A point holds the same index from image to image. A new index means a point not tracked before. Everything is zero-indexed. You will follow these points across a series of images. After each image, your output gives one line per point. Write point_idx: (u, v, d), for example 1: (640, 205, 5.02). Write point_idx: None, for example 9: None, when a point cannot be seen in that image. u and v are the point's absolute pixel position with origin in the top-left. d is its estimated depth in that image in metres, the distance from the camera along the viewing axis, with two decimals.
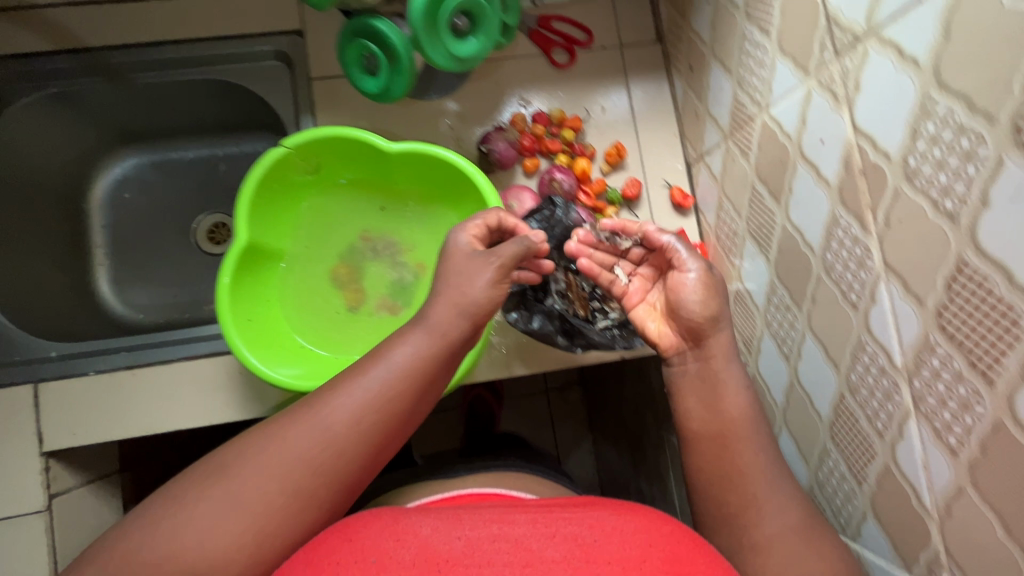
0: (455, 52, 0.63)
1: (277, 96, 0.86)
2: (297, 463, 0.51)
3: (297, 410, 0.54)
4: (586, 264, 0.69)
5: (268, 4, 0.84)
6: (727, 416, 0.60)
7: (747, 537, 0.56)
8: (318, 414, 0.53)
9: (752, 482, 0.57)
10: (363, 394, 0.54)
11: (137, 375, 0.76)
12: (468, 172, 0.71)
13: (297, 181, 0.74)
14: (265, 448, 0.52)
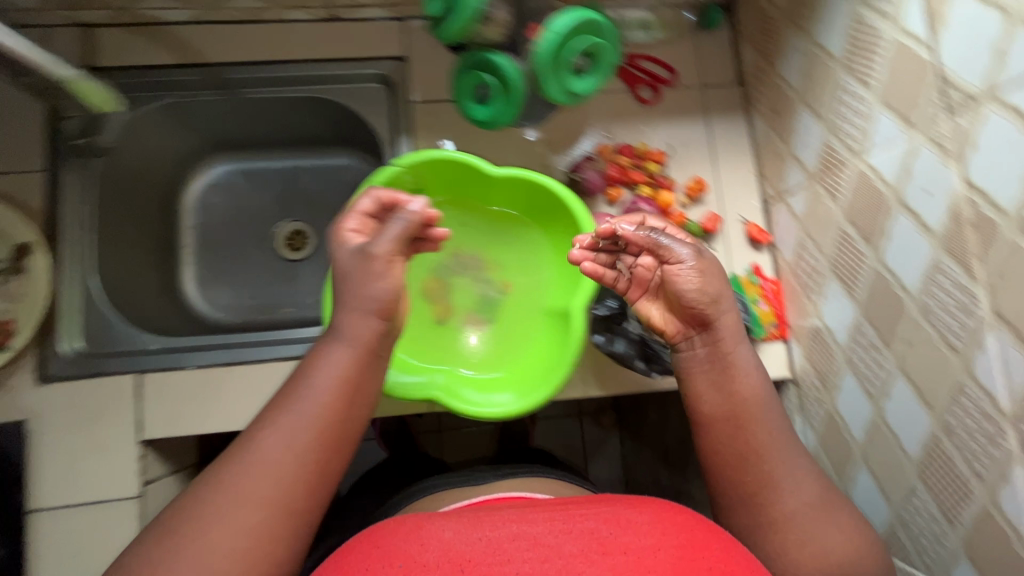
0: (571, 88, 0.67)
1: (374, 116, 0.90)
2: (273, 476, 0.53)
3: (249, 434, 0.56)
4: (590, 268, 0.68)
5: (375, 29, 0.89)
6: (745, 405, 0.63)
7: (763, 519, 0.59)
8: (277, 425, 0.56)
9: (768, 468, 0.61)
10: (314, 397, 0.57)
11: (233, 372, 0.80)
12: (567, 202, 0.74)
13: (400, 199, 0.77)
14: (235, 477, 0.53)
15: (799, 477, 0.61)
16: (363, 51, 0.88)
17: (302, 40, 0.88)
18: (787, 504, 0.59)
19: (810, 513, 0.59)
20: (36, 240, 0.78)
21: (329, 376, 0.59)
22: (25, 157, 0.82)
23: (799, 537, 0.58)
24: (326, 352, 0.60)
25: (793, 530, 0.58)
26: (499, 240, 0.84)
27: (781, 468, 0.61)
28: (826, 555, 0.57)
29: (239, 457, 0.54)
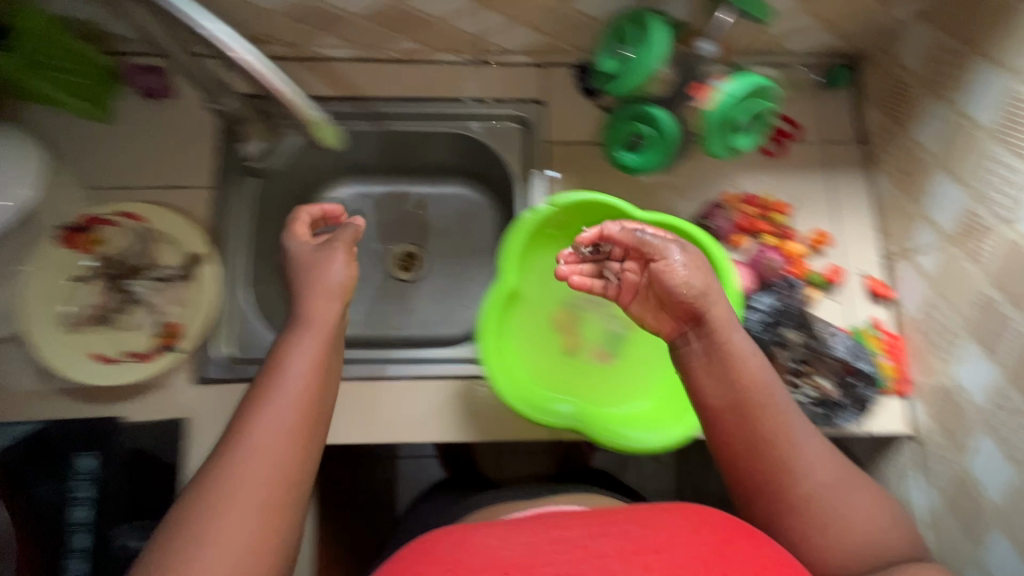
0: (732, 144, 0.71)
1: (508, 152, 0.96)
2: (267, 460, 0.53)
3: (238, 429, 0.55)
4: (579, 282, 0.69)
5: (517, 74, 0.95)
6: (743, 391, 0.59)
7: (782, 503, 0.57)
8: (264, 412, 0.55)
9: (781, 452, 0.58)
10: (291, 380, 0.58)
11: (371, 387, 0.86)
12: (707, 245, 0.79)
13: (543, 237, 0.82)
14: (231, 469, 0.52)
15: (815, 455, 0.59)
16: (506, 94, 0.95)
17: (450, 81, 0.94)
18: (807, 484, 0.57)
19: (827, 489, 0.58)
20: (208, 252, 0.85)
21: (304, 359, 0.60)
22: (198, 174, 0.89)
23: (825, 514, 0.57)
24: (296, 344, 0.62)
25: (814, 511, 0.57)
26: None
27: (794, 449, 0.58)
28: (847, 527, 0.57)
29: (232, 446, 0.53)
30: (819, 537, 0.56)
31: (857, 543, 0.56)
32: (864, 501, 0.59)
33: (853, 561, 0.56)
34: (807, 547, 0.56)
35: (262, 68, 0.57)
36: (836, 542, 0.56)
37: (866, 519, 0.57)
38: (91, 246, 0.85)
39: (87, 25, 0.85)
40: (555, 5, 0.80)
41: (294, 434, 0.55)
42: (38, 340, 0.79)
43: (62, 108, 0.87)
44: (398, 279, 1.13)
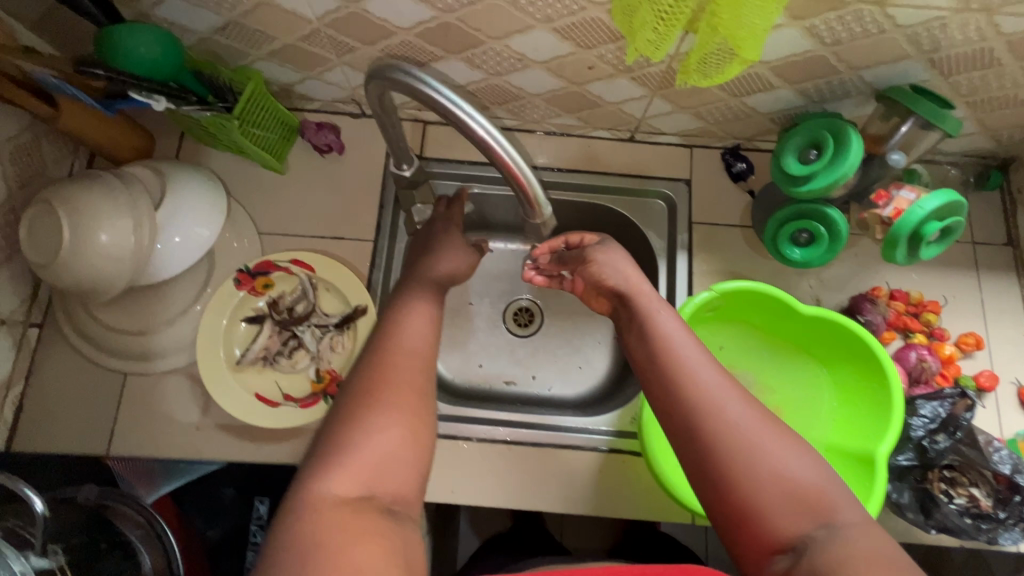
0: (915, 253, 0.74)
1: (651, 227, 0.98)
2: (417, 362, 0.60)
3: (384, 337, 0.64)
4: (542, 282, 0.83)
5: (665, 154, 0.98)
6: (652, 339, 0.63)
7: (699, 450, 0.54)
8: (409, 327, 0.65)
9: (693, 393, 0.56)
10: (420, 314, 0.67)
11: (512, 452, 0.88)
12: (872, 346, 0.76)
13: (700, 320, 0.85)
14: (396, 366, 0.59)
15: (733, 399, 0.56)
16: (652, 172, 0.98)
17: (600, 156, 0.98)
18: (728, 428, 0.53)
19: (749, 434, 0.53)
20: (369, 306, 0.88)
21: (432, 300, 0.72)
22: (360, 227, 0.95)
23: (753, 463, 0.51)
24: (416, 295, 0.71)
25: (738, 447, 0.52)
26: (777, 367, 0.87)
27: (712, 391, 0.56)
28: (774, 476, 0.50)
29: (385, 355, 0.61)
30: (743, 489, 0.50)
31: (789, 498, 0.49)
32: (813, 459, 0.52)
33: (779, 517, 0.49)
34: (730, 495, 0.51)
35: (522, 170, 0.58)
36: (762, 494, 0.50)
37: (799, 472, 0.51)
38: (263, 290, 0.89)
39: (281, 86, 0.92)
40: (728, 99, 0.84)
41: (428, 343, 0.64)
42: (212, 383, 0.83)
43: (245, 154, 0.94)
44: (514, 334, 1.15)
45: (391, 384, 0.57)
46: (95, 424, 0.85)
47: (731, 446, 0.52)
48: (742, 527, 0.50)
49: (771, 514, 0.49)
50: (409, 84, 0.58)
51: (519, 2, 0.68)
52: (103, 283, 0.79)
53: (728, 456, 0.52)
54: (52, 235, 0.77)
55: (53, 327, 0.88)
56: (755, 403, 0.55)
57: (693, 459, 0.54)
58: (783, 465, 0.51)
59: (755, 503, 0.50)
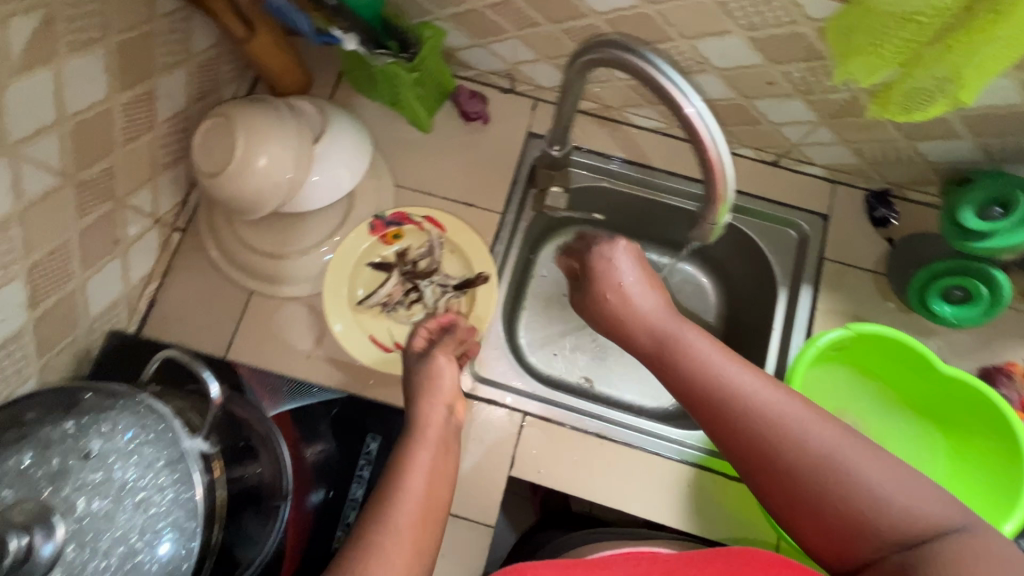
0: None
1: (777, 255, 0.96)
2: (395, 564, 0.53)
3: (367, 525, 0.57)
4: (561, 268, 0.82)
5: (807, 184, 0.96)
6: (694, 367, 0.61)
7: (778, 477, 0.55)
8: (417, 461, 0.63)
9: (758, 424, 0.56)
10: (411, 498, 0.59)
11: (604, 447, 0.88)
12: (1009, 419, 0.72)
13: (824, 357, 0.82)
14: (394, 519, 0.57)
15: (810, 430, 0.55)
16: (791, 200, 0.96)
17: (741, 176, 0.97)
18: (806, 456, 0.54)
19: (829, 461, 0.53)
20: (492, 274, 0.89)
21: (421, 470, 0.62)
22: (491, 198, 0.97)
23: (841, 486, 0.52)
24: (412, 450, 0.64)
25: (822, 479, 0.52)
26: (891, 423, 0.84)
27: (779, 420, 0.56)
28: (866, 501, 0.51)
29: (389, 499, 0.58)
30: (834, 514, 0.52)
31: (878, 519, 0.50)
32: (903, 488, 0.51)
33: (876, 538, 0.51)
34: (828, 517, 0.52)
35: (723, 164, 0.56)
36: (858, 520, 0.51)
37: (890, 496, 0.50)
38: (393, 240, 0.92)
39: (446, 49, 0.94)
40: (899, 140, 0.82)
41: (430, 488, 0.61)
42: (335, 316, 0.86)
43: (398, 108, 0.98)
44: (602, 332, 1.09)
45: (386, 543, 0.54)
46: (216, 333, 0.89)
47: (816, 479, 0.53)
48: (830, 543, 0.53)
49: (871, 538, 0.51)
50: (618, 53, 0.56)
51: (728, 5, 0.68)
52: (258, 203, 0.83)
53: (810, 482, 0.53)
54: (224, 148, 0.81)
55: (194, 235, 0.93)
56: (833, 428, 0.55)
57: (773, 483, 0.55)
58: (872, 489, 0.51)
59: (847, 525, 0.51)
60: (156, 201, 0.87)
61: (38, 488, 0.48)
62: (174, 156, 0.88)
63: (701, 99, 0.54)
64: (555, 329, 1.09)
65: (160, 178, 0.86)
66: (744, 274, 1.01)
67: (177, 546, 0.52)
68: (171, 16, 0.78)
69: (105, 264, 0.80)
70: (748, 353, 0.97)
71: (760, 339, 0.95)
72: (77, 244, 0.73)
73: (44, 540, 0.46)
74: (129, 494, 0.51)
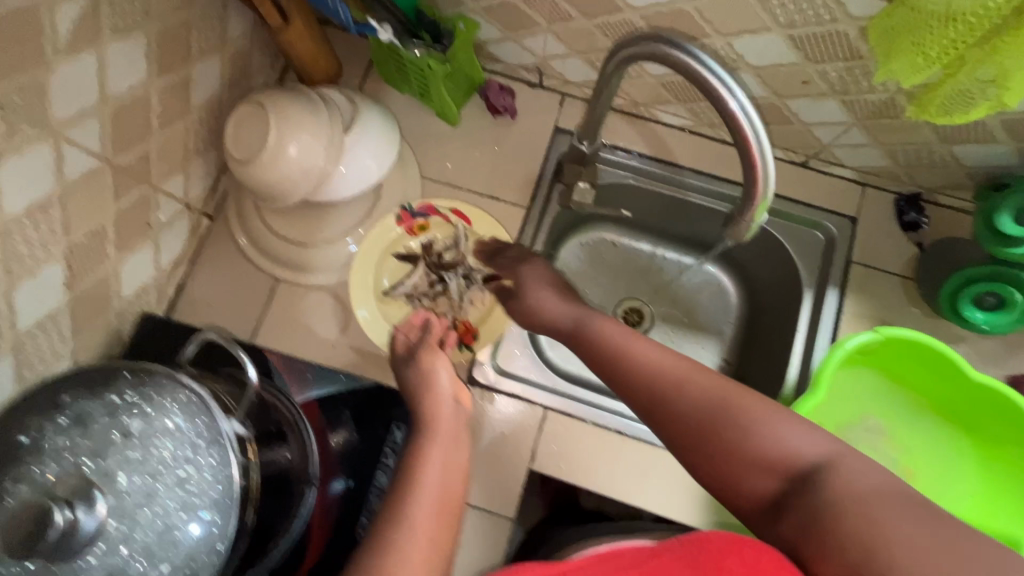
0: None
1: (804, 257, 0.95)
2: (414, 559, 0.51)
3: (385, 520, 0.55)
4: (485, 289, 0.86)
5: (836, 187, 0.95)
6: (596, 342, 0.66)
7: (674, 428, 0.55)
8: (431, 456, 0.62)
9: (646, 381, 0.58)
10: (429, 495, 0.57)
11: (626, 445, 0.88)
12: None
13: (851, 360, 0.82)
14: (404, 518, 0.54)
15: (694, 380, 0.56)
16: (819, 202, 0.95)
17: None
18: (691, 404, 0.55)
19: (709, 404, 0.54)
20: None
21: (437, 466, 0.61)
22: (517, 192, 0.97)
23: (724, 427, 0.52)
24: (427, 446, 0.63)
25: (709, 425, 0.53)
26: (917, 428, 0.83)
27: (663, 374, 0.58)
28: (749, 439, 0.51)
29: (407, 494, 0.57)
30: (723, 456, 0.52)
31: (765, 459, 0.50)
32: (791, 427, 0.51)
33: (756, 475, 0.51)
34: (725, 465, 0.52)
35: (764, 162, 0.56)
36: (743, 459, 0.51)
37: (774, 434, 0.51)
38: (419, 232, 0.92)
39: (477, 42, 0.94)
40: (934, 143, 0.81)
41: (446, 485, 0.59)
42: (360, 305, 0.87)
43: (426, 100, 0.98)
44: None
45: (402, 538, 0.52)
46: (242, 319, 0.90)
47: (702, 426, 0.54)
48: (729, 492, 0.52)
49: (751, 477, 0.51)
50: (662, 45, 0.57)
51: (768, 2, 0.67)
52: (287, 191, 0.84)
53: (694, 426, 0.54)
54: (257, 135, 0.82)
55: (222, 221, 0.94)
56: (713, 378, 0.56)
57: (670, 435, 0.56)
58: (754, 433, 0.51)
59: (736, 466, 0.51)
60: (187, 186, 0.88)
61: (80, 465, 0.51)
62: (206, 143, 0.89)
63: (744, 95, 0.55)
64: None
65: (192, 164, 0.87)
66: (769, 275, 1.00)
67: (209, 525, 0.53)
68: (209, 3, 0.79)
69: (137, 247, 0.81)
70: (771, 355, 0.96)
71: (783, 341, 0.94)
72: (112, 227, 0.75)
73: (87, 515, 0.49)
74: (168, 472, 0.53)
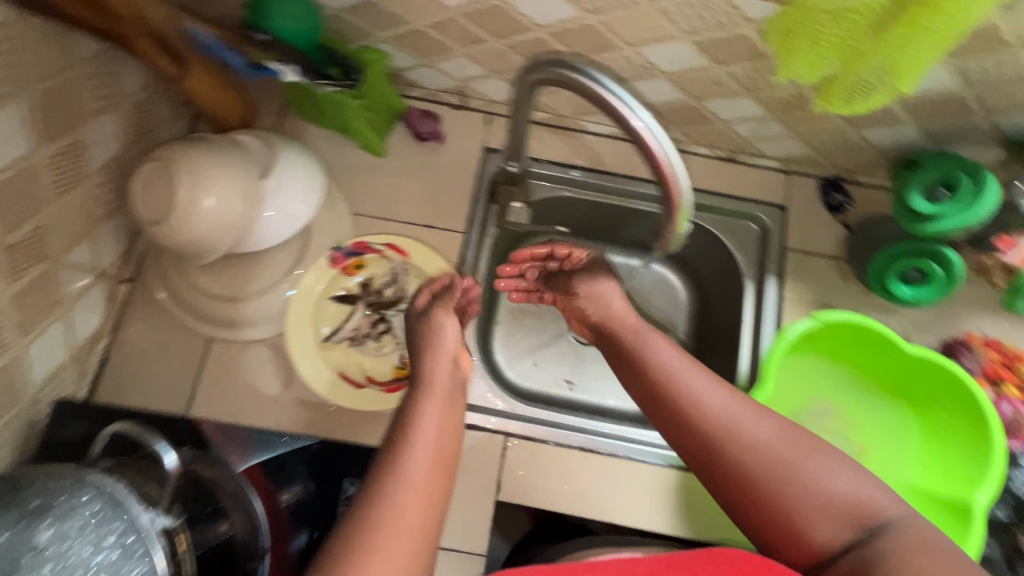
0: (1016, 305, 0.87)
1: (741, 250, 0.96)
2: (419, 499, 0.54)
3: (388, 459, 0.58)
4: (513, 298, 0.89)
5: (762, 178, 0.98)
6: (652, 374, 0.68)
7: (734, 473, 0.60)
8: (426, 413, 0.63)
9: (711, 424, 0.62)
10: (426, 446, 0.59)
11: (590, 459, 0.88)
12: (974, 391, 0.74)
13: (796, 348, 0.83)
14: (399, 493, 0.54)
15: (755, 425, 0.61)
16: (749, 194, 0.97)
17: (698, 175, 0.98)
18: (753, 451, 0.60)
19: (773, 453, 0.59)
20: None
21: (435, 417, 0.63)
22: (453, 218, 0.95)
23: (788, 476, 0.58)
24: (422, 401, 0.65)
25: (774, 475, 0.58)
26: (862, 404, 0.86)
27: (725, 420, 0.62)
28: (807, 492, 0.57)
29: (398, 446, 0.59)
30: (784, 507, 0.57)
31: (825, 506, 0.56)
32: (838, 471, 0.58)
33: (821, 526, 0.56)
34: (789, 515, 0.57)
35: (678, 178, 0.56)
36: (803, 507, 0.57)
37: (827, 484, 0.57)
38: (355, 271, 0.89)
39: (393, 70, 0.92)
40: (845, 129, 0.84)
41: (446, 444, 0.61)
42: (301, 357, 0.83)
43: (348, 133, 0.95)
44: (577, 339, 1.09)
45: (403, 486, 0.55)
46: (175, 386, 0.84)
47: (766, 473, 0.59)
48: (787, 540, 0.58)
49: (819, 530, 0.56)
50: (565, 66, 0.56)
51: (669, 11, 0.68)
52: (207, 246, 0.79)
53: (760, 473, 0.59)
54: (166, 193, 0.77)
55: (142, 284, 0.88)
56: (773, 425, 0.61)
57: (729, 482, 0.60)
58: (816, 483, 0.57)
59: (798, 517, 0.57)
60: (97, 254, 0.82)
61: None
62: (112, 205, 0.83)
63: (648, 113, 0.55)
64: (531, 342, 1.08)
65: (99, 230, 0.81)
66: (711, 271, 1.02)
67: None
68: (94, 60, 0.74)
69: (45, 329, 0.75)
70: (722, 349, 0.97)
71: (732, 334, 0.96)
72: (11, 312, 0.68)
73: None
74: None
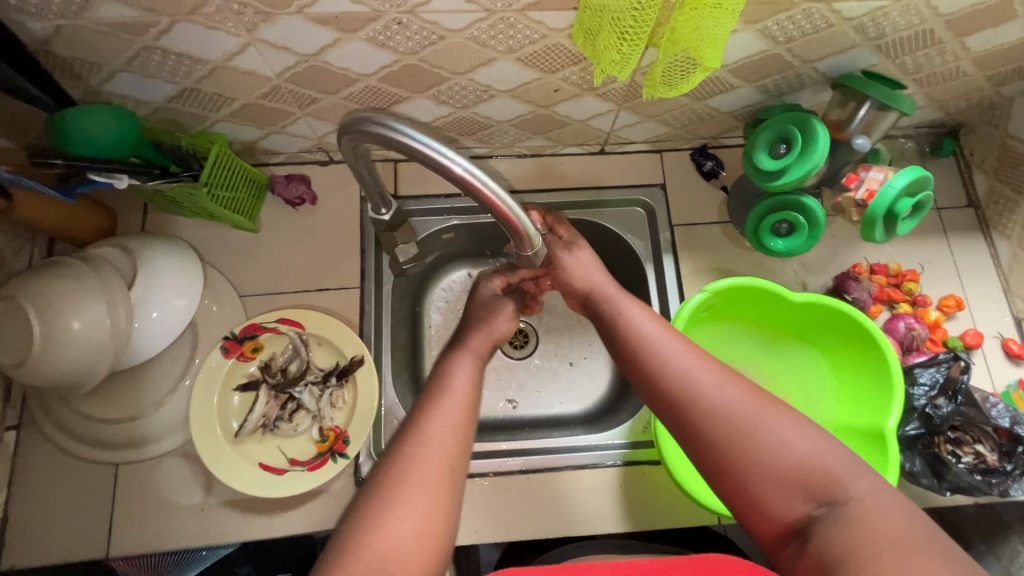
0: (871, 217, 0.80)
1: (633, 236, 0.98)
2: (447, 431, 0.58)
3: (416, 408, 0.61)
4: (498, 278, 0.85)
5: (637, 163, 1.00)
6: (627, 341, 0.65)
7: (694, 436, 0.56)
8: (458, 367, 0.66)
9: (676, 384, 0.59)
10: (455, 399, 0.61)
11: (533, 481, 0.87)
12: (863, 322, 0.78)
13: (697, 321, 0.85)
14: (430, 431, 0.57)
15: (718, 383, 0.57)
16: (628, 181, 0.99)
17: (575, 175, 0.99)
18: (714, 412, 0.55)
19: (736, 416, 0.54)
20: (366, 354, 0.85)
21: (465, 374, 0.65)
22: (344, 276, 0.93)
23: (749, 442, 0.53)
24: (453, 358, 0.68)
25: (737, 442, 0.53)
26: (775, 358, 0.89)
27: (689, 381, 0.58)
28: (765, 455, 0.52)
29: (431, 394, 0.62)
30: (744, 474, 0.52)
31: (782, 473, 0.51)
32: (793, 434, 0.53)
33: (780, 495, 0.51)
34: (747, 483, 0.52)
35: (511, 209, 0.58)
36: (760, 473, 0.52)
37: (784, 451, 0.51)
38: (253, 355, 0.87)
39: (244, 143, 0.90)
40: (692, 103, 0.86)
41: (473, 396, 0.63)
42: (213, 461, 0.79)
43: (214, 218, 0.91)
44: (508, 357, 1.08)
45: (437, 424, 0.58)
46: (88, 526, 0.80)
47: (723, 432, 0.54)
48: (752, 513, 0.52)
49: (774, 499, 0.51)
50: (380, 125, 0.55)
51: (480, 37, 0.68)
52: (77, 377, 0.75)
53: (720, 437, 0.54)
54: (20, 333, 0.72)
55: (31, 427, 0.83)
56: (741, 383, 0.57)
57: (692, 446, 0.56)
58: (771, 449, 0.52)
59: (755, 486, 0.52)
60: None
61: None
62: None
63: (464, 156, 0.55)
64: None
65: None
66: (612, 262, 1.03)
67: None
68: None
69: None
70: None
71: None
72: None
73: None
74: None
